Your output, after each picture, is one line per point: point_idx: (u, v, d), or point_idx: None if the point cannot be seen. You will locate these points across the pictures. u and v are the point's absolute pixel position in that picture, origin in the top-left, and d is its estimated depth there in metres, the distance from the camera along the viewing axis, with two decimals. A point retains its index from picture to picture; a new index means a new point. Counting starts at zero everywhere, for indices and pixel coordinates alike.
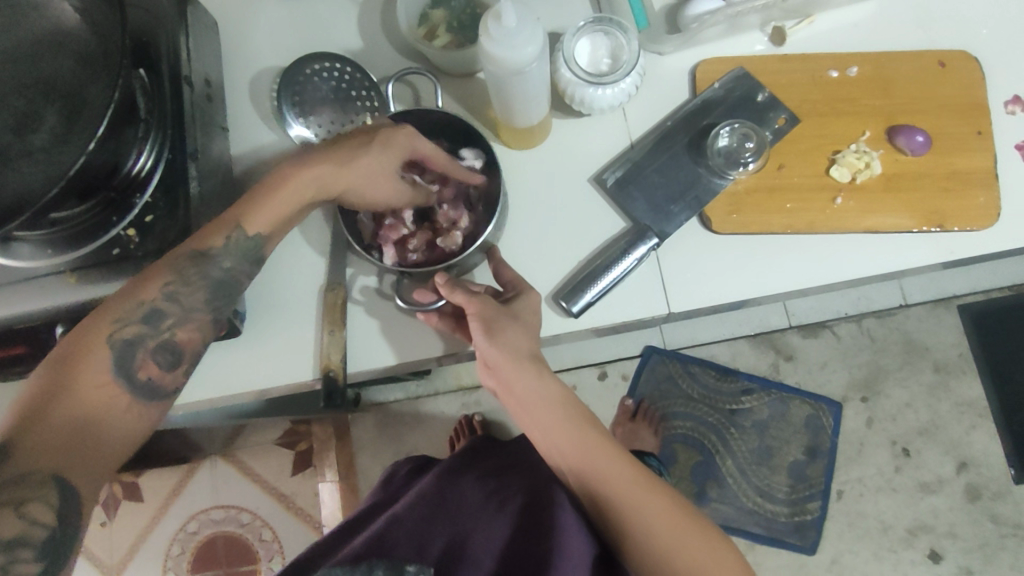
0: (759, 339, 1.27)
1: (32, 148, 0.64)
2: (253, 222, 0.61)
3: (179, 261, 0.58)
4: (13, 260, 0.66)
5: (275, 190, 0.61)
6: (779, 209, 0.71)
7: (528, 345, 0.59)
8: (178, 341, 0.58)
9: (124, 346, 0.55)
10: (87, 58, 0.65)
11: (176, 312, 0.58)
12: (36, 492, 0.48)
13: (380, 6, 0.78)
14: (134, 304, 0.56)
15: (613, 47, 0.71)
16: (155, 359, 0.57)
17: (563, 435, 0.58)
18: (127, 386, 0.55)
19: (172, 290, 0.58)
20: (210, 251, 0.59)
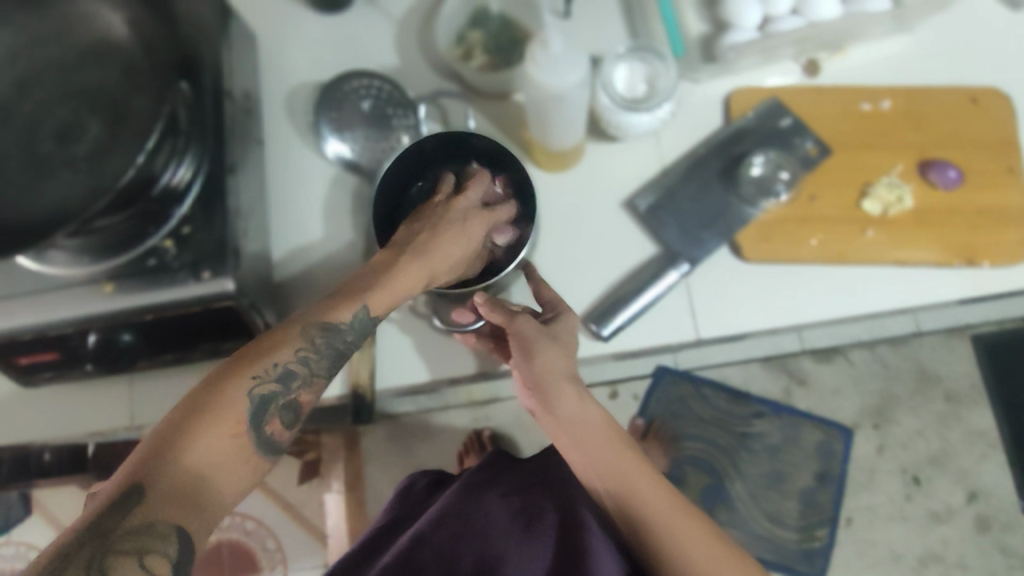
0: (771, 363, 1.19)
1: (75, 157, 0.65)
2: (375, 306, 0.49)
3: (313, 328, 0.47)
4: (46, 268, 0.65)
5: (383, 280, 0.50)
6: (809, 240, 0.72)
7: (564, 364, 0.58)
8: (302, 404, 0.47)
9: (258, 401, 0.45)
10: (132, 70, 0.68)
11: (304, 375, 0.47)
12: (159, 542, 0.38)
13: (417, 27, 0.80)
14: (267, 362, 0.45)
15: (650, 73, 0.71)
16: (281, 419, 0.46)
17: (598, 454, 0.57)
18: (256, 442, 0.44)
19: (304, 354, 0.47)
20: (337, 324, 0.48)
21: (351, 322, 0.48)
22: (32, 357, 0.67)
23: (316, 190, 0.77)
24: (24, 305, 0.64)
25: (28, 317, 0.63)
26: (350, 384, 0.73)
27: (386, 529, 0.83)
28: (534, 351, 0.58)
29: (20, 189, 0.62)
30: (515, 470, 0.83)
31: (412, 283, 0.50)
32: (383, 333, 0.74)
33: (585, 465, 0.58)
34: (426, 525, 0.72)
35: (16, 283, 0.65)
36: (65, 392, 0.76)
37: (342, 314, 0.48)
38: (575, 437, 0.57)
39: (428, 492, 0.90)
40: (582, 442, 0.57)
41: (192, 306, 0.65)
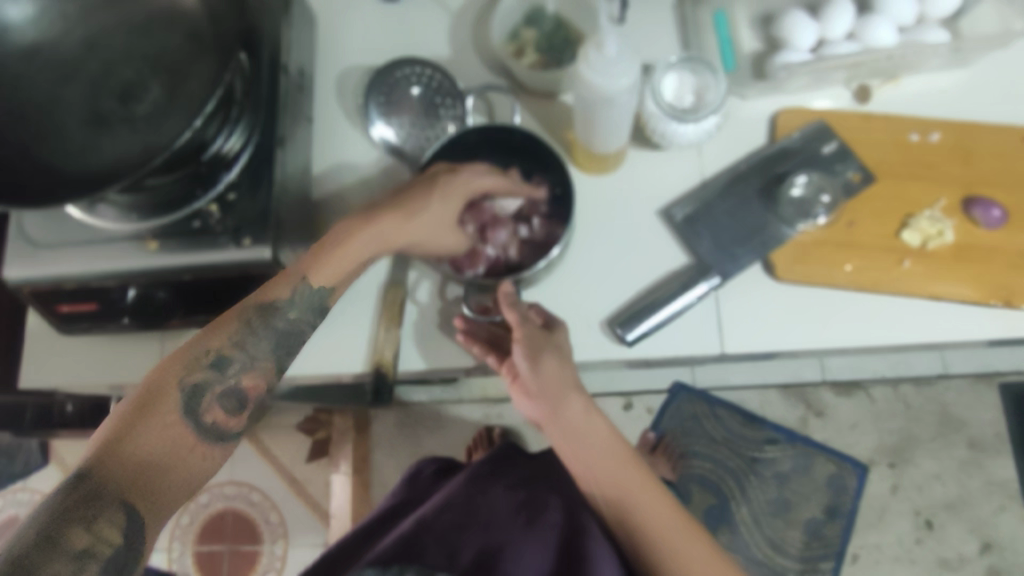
0: (791, 392, 1.27)
1: (133, 116, 0.67)
2: (316, 276, 0.56)
3: (246, 311, 0.51)
4: (94, 222, 0.67)
5: (342, 243, 0.58)
6: (843, 266, 0.71)
7: (569, 374, 0.60)
8: (246, 389, 0.50)
9: (192, 389, 0.48)
10: (195, 36, 0.68)
11: (242, 358, 0.50)
12: (105, 510, 0.40)
13: (472, 20, 0.81)
14: (200, 350, 0.49)
15: (698, 86, 0.72)
16: (221, 404, 0.49)
17: (602, 469, 0.58)
18: (195, 427, 0.47)
19: (239, 340, 0.50)
20: (275, 301, 0.53)
21: (290, 295, 0.53)
22: (72, 307, 0.70)
23: (357, 168, 0.78)
24: (73, 254, 0.67)
25: (73, 266, 0.66)
26: (371, 362, 0.73)
27: (391, 512, 0.84)
28: (538, 359, 0.60)
29: (81, 142, 0.66)
30: (525, 466, 0.83)
31: (363, 244, 0.60)
32: (409, 315, 0.74)
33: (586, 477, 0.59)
34: (432, 511, 0.74)
35: (64, 233, 0.68)
36: (96, 343, 0.77)
37: (280, 292, 0.53)
38: (580, 452, 0.59)
39: (437, 478, 0.90)
40: (583, 454, 0.59)
41: (229, 271, 0.67)
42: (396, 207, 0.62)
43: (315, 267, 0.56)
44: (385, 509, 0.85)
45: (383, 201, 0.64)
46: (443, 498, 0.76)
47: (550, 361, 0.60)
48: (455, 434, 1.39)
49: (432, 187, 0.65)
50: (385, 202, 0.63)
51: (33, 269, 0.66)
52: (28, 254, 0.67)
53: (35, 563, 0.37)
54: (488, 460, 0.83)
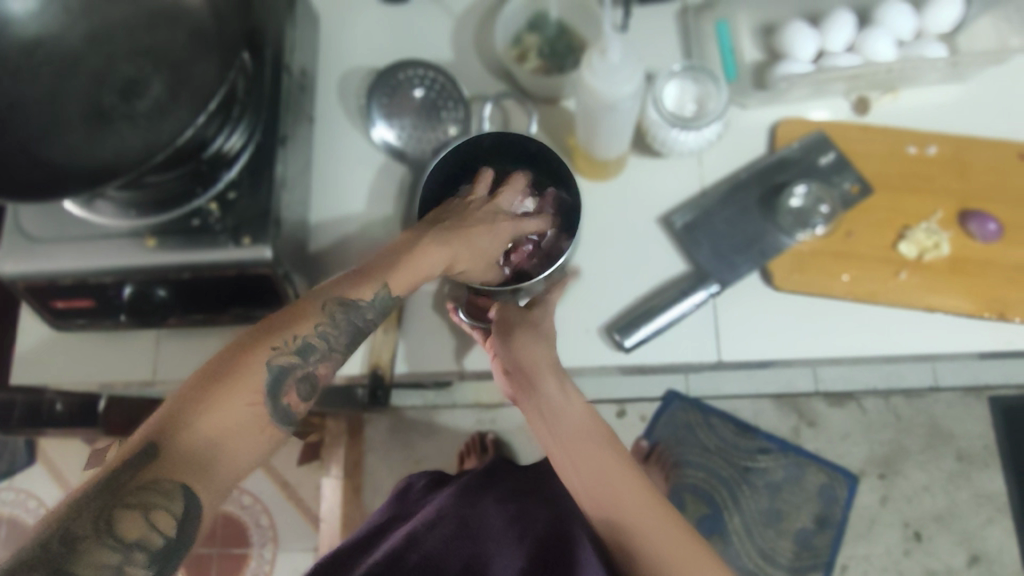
0: (782, 402, 1.28)
1: (135, 112, 0.66)
2: (394, 284, 0.53)
3: (333, 304, 0.50)
4: (93, 219, 0.67)
5: (411, 259, 0.53)
6: (839, 276, 0.72)
7: (547, 355, 0.57)
8: (318, 376, 0.50)
9: (277, 372, 0.48)
10: (199, 35, 0.69)
11: (323, 349, 0.50)
12: (163, 500, 0.41)
13: (475, 25, 0.81)
14: (290, 334, 0.49)
15: (699, 95, 0.73)
16: (298, 390, 0.49)
17: (578, 454, 0.55)
18: (273, 409, 0.47)
19: (325, 329, 0.50)
20: (359, 301, 0.52)
21: (373, 299, 0.52)
22: (67, 303, 0.69)
23: (358, 169, 0.78)
24: (70, 249, 0.66)
25: (67, 262, 0.66)
26: (369, 364, 0.73)
27: (382, 526, 0.83)
28: (512, 338, 0.57)
29: (81, 139, 0.65)
30: (515, 479, 0.83)
31: (433, 265, 0.54)
32: (407, 318, 0.74)
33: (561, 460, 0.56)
34: (420, 525, 0.72)
35: (60, 228, 0.67)
36: (90, 342, 0.77)
37: (364, 292, 0.52)
38: (554, 433, 0.55)
39: (427, 490, 0.89)
40: (557, 435, 0.55)
41: (227, 270, 0.66)
42: (462, 236, 0.55)
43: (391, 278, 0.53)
44: (371, 524, 0.84)
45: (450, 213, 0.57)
46: (431, 511, 0.74)
47: (527, 341, 0.57)
48: (449, 443, 1.41)
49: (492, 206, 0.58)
50: (451, 216, 0.56)
51: (28, 264, 0.66)
52: (24, 250, 0.66)
53: (89, 547, 0.39)
54: (480, 474, 0.83)
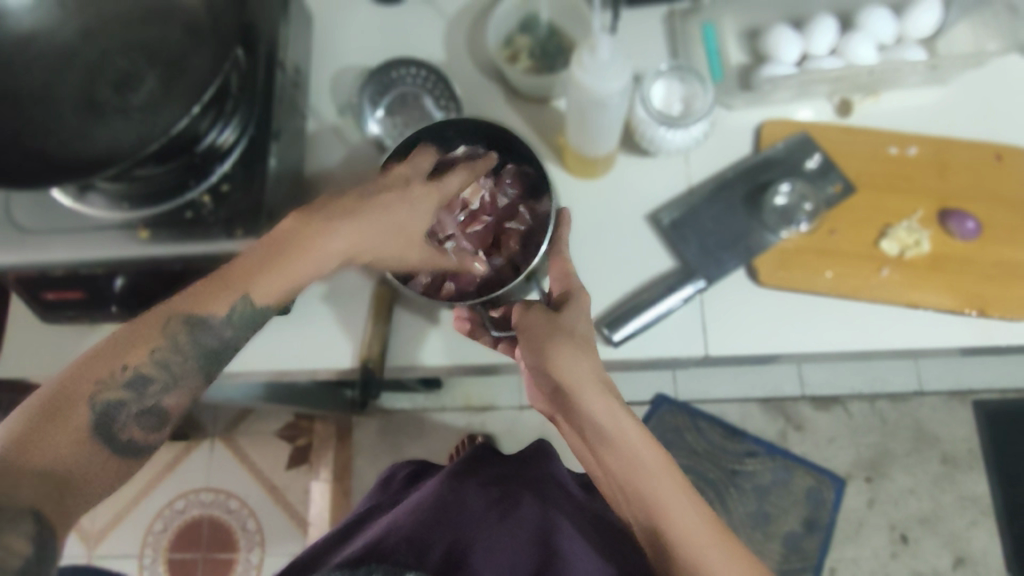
0: (769, 405, 1.30)
1: (127, 107, 0.66)
2: (258, 292, 0.51)
3: (173, 324, 0.50)
4: (87, 210, 0.68)
5: (293, 252, 0.51)
6: (822, 272, 0.73)
7: (596, 375, 0.55)
8: (167, 407, 0.50)
9: (105, 407, 0.47)
10: (193, 30, 0.67)
11: (164, 379, 0.50)
12: (4, 527, 0.40)
13: (467, 26, 0.82)
14: (114, 368, 0.48)
15: (686, 95, 0.74)
16: (139, 423, 0.49)
17: (629, 476, 0.54)
18: (108, 443, 0.47)
19: (162, 357, 0.50)
20: (209, 318, 0.51)
21: (226, 315, 0.51)
22: (56, 294, 0.69)
23: (350, 165, 0.78)
24: (62, 241, 0.67)
25: (61, 252, 0.67)
26: (361, 358, 0.73)
27: (359, 519, 0.84)
28: (551, 351, 0.55)
29: (73, 132, 0.65)
30: (499, 468, 0.83)
31: (317, 256, 0.52)
32: (398, 312, 0.75)
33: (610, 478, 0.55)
34: (400, 517, 0.72)
35: (54, 219, 0.68)
36: (77, 337, 0.77)
37: (218, 307, 0.51)
38: (604, 455, 0.55)
39: (409, 482, 0.90)
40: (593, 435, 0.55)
41: (220, 262, 0.68)
42: (361, 221, 0.52)
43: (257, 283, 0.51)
44: (350, 520, 0.84)
45: (340, 203, 0.53)
46: (413, 504, 0.75)
47: (560, 350, 0.55)
48: (437, 442, 1.41)
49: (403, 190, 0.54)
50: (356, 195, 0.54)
51: (20, 255, 0.66)
52: (16, 241, 0.67)
53: None
54: (461, 463, 0.84)
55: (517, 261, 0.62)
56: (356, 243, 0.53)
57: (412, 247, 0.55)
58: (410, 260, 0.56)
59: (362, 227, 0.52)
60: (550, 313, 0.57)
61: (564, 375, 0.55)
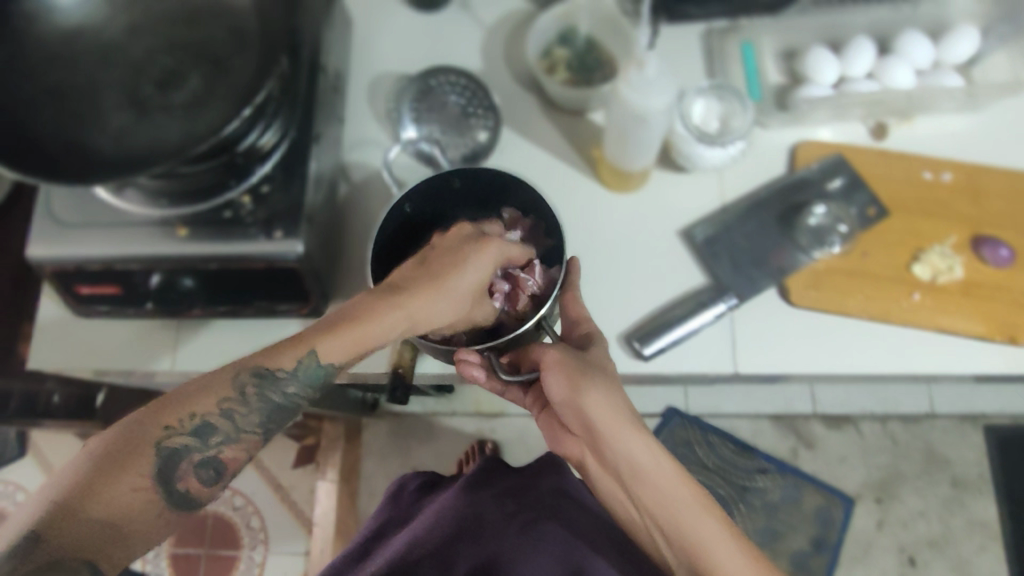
0: (781, 422, 1.32)
1: (171, 103, 0.67)
2: (326, 353, 0.50)
3: (245, 377, 0.49)
4: (125, 207, 0.68)
5: (359, 320, 0.51)
6: (854, 294, 0.73)
7: (627, 414, 0.53)
8: (223, 459, 0.50)
9: (167, 455, 0.47)
10: (239, 31, 0.70)
11: (228, 430, 0.49)
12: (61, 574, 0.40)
13: (505, 37, 0.82)
14: (184, 414, 0.48)
15: (725, 113, 0.74)
16: (196, 474, 0.48)
17: (669, 518, 0.53)
18: (165, 494, 0.47)
19: (229, 409, 0.49)
20: (279, 372, 0.50)
21: (294, 371, 0.50)
22: (94, 288, 0.70)
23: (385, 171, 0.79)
24: (98, 235, 0.67)
25: (97, 247, 0.66)
26: (392, 364, 0.73)
27: (376, 531, 0.84)
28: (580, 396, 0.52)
29: (117, 126, 0.66)
30: (512, 480, 0.82)
31: (384, 326, 0.51)
32: None
33: (649, 518, 0.55)
34: (421, 530, 0.74)
35: (91, 213, 0.68)
36: (105, 331, 0.77)
37: (286, 363, 0.50)
38: (643, 496, 0.54)
39: (422, 494, 0.89)
40: (632, 478, 0.54)
41: (256, 262, 0.67)
42: (432, 289, 0.52)
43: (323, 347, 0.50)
44: (367, 530, 0.85)
45: (408, 273, 0.54)
46: (433, 516, 0.76)
47: (593, 394, 0.52)
48: (447, 447, 1.42)
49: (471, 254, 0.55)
50: (424, 264, 0.55)
51: (58, 248, 0.66)
52: (54, 233, 0.67)
53: None
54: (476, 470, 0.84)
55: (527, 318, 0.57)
56: (426, 312, 0.52)
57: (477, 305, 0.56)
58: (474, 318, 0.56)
59: (431, 293, 0.52)
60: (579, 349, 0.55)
61: (594, 420, 0.53)
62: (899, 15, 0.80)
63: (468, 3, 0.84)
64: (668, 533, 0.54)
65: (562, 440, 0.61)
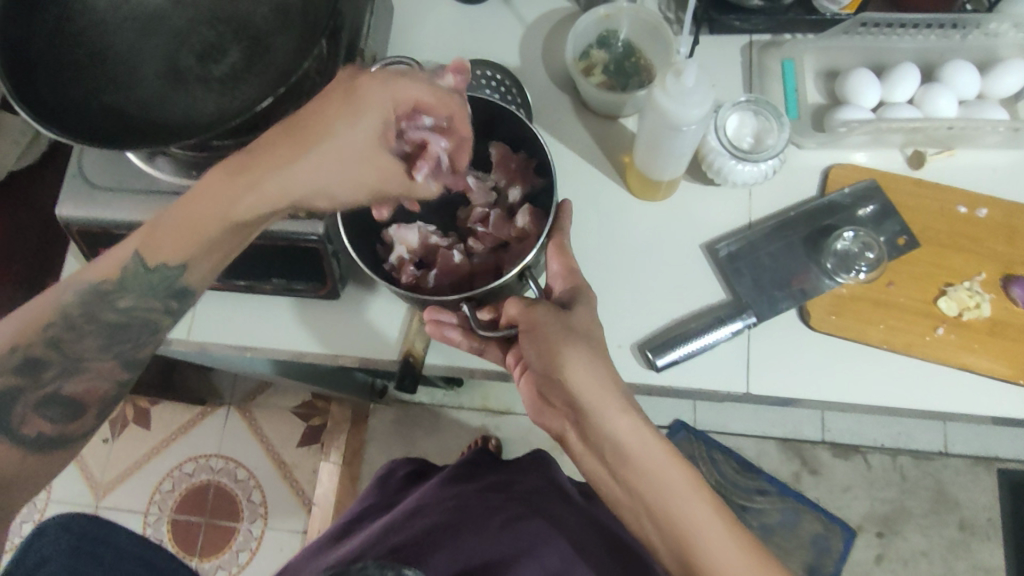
0: (788, 445, 1.30)
1: (210, 76, 0.68)
2: (158, 254, 0.56)
3: (59, 304, 0.55)
4: (154, 172, 0.68)
5: (184, 213, 0.56)
6: (876, 323, 0.72)
7: (615, 391, 0.61)
8: (71, 393, 0.56)
9: (1, 397, 0.54)
10: (282, 11, 0.70)
11: (58, 363, 0.55)
12: None
13: (544, 35, 0.82)
14: (3, 355, 0.54)
15: (759, 129, 0.74)
16: (41, 414, 0.55)
17: (655, 496, 0.59)
18: (16, 435, 0.54)
19: (38, 342, 0.55)
20: (104, 291, 0.56)
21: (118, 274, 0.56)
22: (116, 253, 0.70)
23: None
24: (127, 201, 0.68)
25: (126, 213, 0.67)
26: (402, 352, 0.74)
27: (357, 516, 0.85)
28: (564, 363, 0.60)
29: (154, 94, 0.67)
30: (496, 476, 0.84)
31: (191, 215, 0.56)
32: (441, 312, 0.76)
33: (634, 494, 0.60)
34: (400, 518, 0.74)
35: (123, 178, 0.69)
36: None
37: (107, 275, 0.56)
38: (628, 471, 0.60)
39: (408, 483, 0.91)
40: (613, 450, 0.60)
41: (279, 241, 0.67)
42: (234, 172, 0.55)
43: (159, 242, 0.56)
44: (348, 516, 0.86)
45: (229, 161, 0.56)
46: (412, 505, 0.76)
47: (574, 354, 0.61)
48: (451, 439, 1.42)
49: (285, 126, 0.55)
50: (247, 147, 0.56)
51: (87, 210, 0.67)
52: (85, 196, 0.68)
53: None
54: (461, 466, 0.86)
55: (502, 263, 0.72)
56: (231, 176, 0.55)
57: (365, 168, 0.55)
58: (367, 182, 0.56)
59: (266, 158, 0.55)
60: (562, 310, 0.63)
61: (580, 389, 0.60)
62: (949, 43, 0.78)
63: None
64: (656, 514, 0.59)
65: (540, 412, 0.67)
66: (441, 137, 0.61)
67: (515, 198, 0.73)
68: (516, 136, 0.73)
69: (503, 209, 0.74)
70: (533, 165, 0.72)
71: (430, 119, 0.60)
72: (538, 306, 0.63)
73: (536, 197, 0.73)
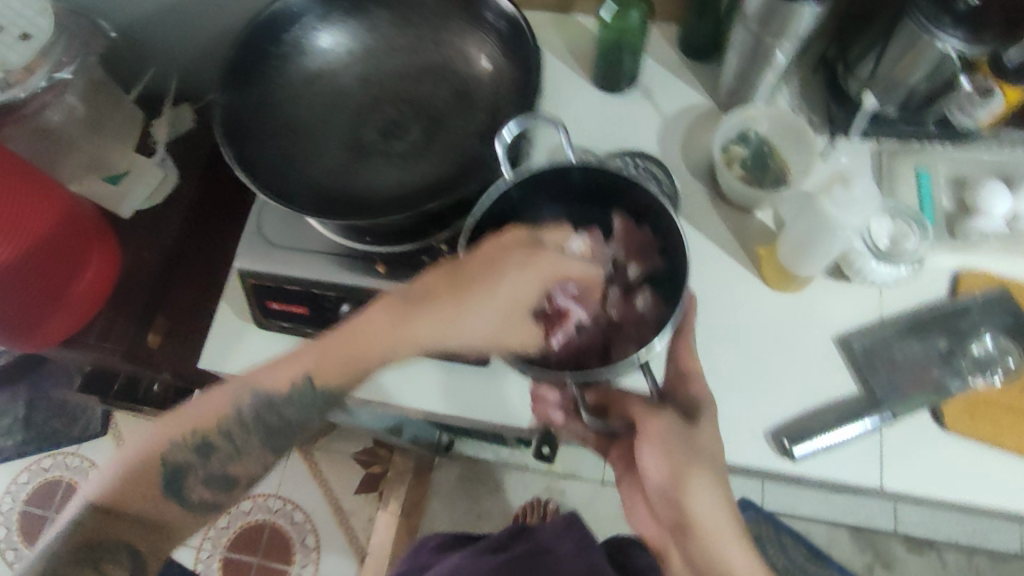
0: (860, 533, 1.28)
1: (391, 151, 0.73)
2: (319, 377, 0.62)
3: (242, 407, 0.62)
4: (326, 235, 0.73)
5: (342, 340, 0.61)
6: (1012, 428, 0.73)
7: (727, 517, 0.63)
8: (230, 473, 0.63)
9: (174, 470, 0.62)
10: (462, 95, 0.76)
11: (227, 451, 0.63)
12: (107, 555, 0.60)
13: (681, 127, 0.87)
14: (187, 436, 0.61)
15: (895, 232, 0.77)
16: (204, 488, 0.63)
17: None
18: (181, 500, 0.63)
19: (218, 436, 0.62)
20: (276, 400, 0.62)
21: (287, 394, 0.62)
22: (282, 307, 0.74)
23: None
24: (302, 259, 0.72)
25: (301, 271, 0.71)
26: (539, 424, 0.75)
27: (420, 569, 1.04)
28: (689, 487, 0.61)
29: (340, 166, 0.71)
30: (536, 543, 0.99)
31: (351, 345, 0.61)
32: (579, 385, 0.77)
33: None
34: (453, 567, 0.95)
35: (300, 238, 0.74)
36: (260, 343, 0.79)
37: (282, 385, 0.62)
38: None
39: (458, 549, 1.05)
40: None
41: None
42: (391, 309, 0.61)
43: (321, 370, 0.62)
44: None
45: (392, 298, 0.62)
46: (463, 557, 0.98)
47: (698, 480, 0.61)
48: (513, 500, 1.43)
49: (450, 281, 0.61)
50: (415, 289, 0.62)
51: (265, 266, 0.72)
52: (263, 251, 0.73)
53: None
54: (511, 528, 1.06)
55: (615, 351, 0.63)
56: (393, 316, 0.60)
57: (508, 331, 0.61)
58: (509, 346, 0.61)
59: (426, 305, 0.60)
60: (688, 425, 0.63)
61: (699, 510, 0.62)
62: None
63: (650, 91, 0.89)
64: None
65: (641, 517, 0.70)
66: (582, 308, 0.64)
67: (634, 277, 0.66)
68: (643, 207, 0.66)
69: (621, 286, 0.66)
70: (659, 245, 0.65)
71: (574, 287, 0.64)
72: (660, 420, 0.63)
73: (657, 279, 0.65)
